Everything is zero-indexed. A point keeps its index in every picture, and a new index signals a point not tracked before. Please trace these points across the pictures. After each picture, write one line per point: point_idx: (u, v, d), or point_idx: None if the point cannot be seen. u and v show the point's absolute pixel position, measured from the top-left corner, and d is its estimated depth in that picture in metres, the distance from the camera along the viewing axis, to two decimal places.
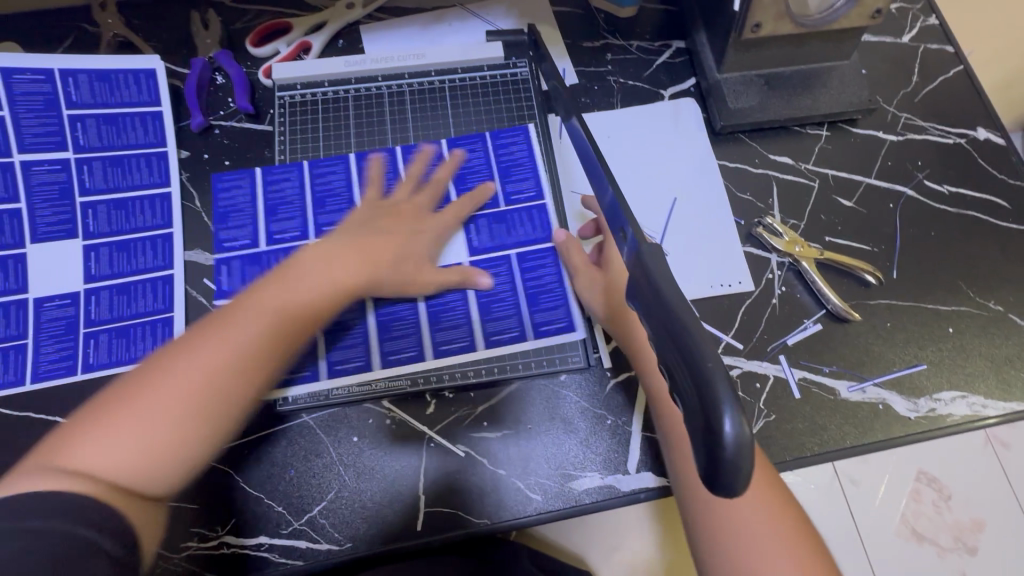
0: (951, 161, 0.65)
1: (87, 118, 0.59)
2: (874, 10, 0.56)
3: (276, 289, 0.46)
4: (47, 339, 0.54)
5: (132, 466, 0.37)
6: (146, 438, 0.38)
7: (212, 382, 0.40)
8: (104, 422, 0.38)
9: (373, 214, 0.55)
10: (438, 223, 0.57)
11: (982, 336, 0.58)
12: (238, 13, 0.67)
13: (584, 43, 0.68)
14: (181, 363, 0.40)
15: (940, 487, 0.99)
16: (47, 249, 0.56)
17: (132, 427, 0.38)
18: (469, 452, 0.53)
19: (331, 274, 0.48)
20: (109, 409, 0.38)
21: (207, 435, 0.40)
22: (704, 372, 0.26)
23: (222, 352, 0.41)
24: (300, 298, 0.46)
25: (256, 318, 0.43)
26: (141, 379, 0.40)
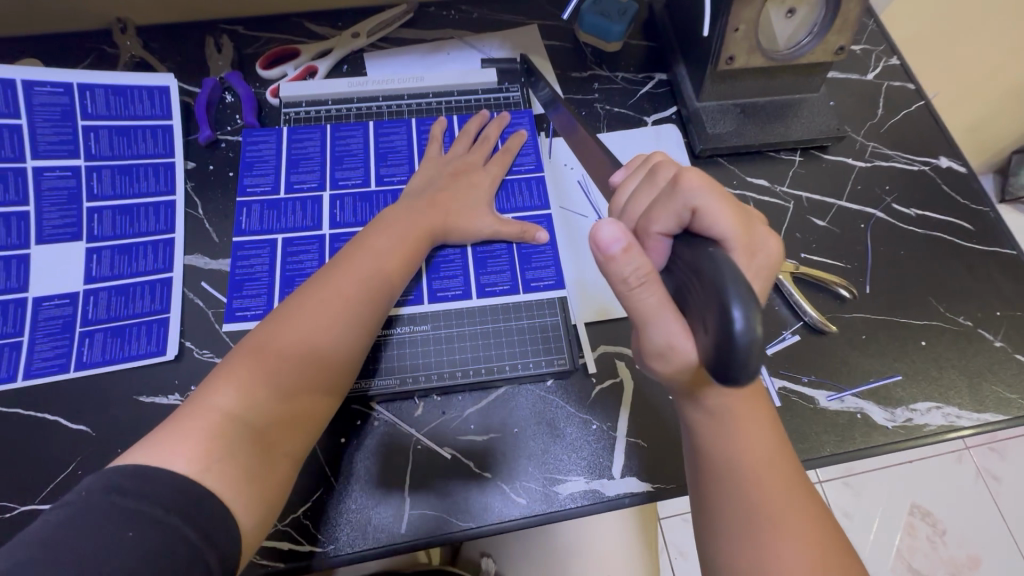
0: (916, 185, 0.69)
1: (100, 128, 0.62)
2: (836, 47, 0.62)
3: (360, 263, 0.52)
4: (43, 338, 0.55)
5: (275, 412, 0.44)
6: (284, 393, 0.45)
7: (329, 338, 0.48)
8: (240, 377, 0.44)
9: (432, 177, 0.62)
10: (486, 183, 0.63)
11: (953, 349, 0.60)
12: (250, 39, 0.72)
13: (573, 74, 0.72)
14: (296, 339, 0.47)
15: (934, 523, 1.21)
16: (52, 251, 0.58)
17: (271, 378, 0.44)
18: (456, 454, 0.53)
19: (408, 236, 0.56)
20: (241, 366, 0.44)
21: (327, 386, 0.48)
22: (719, 281, 0.31)
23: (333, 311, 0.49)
24: (390, 265, 0.54)
25: (355, 283, 0.51)
26: (265, 343, 0.46)
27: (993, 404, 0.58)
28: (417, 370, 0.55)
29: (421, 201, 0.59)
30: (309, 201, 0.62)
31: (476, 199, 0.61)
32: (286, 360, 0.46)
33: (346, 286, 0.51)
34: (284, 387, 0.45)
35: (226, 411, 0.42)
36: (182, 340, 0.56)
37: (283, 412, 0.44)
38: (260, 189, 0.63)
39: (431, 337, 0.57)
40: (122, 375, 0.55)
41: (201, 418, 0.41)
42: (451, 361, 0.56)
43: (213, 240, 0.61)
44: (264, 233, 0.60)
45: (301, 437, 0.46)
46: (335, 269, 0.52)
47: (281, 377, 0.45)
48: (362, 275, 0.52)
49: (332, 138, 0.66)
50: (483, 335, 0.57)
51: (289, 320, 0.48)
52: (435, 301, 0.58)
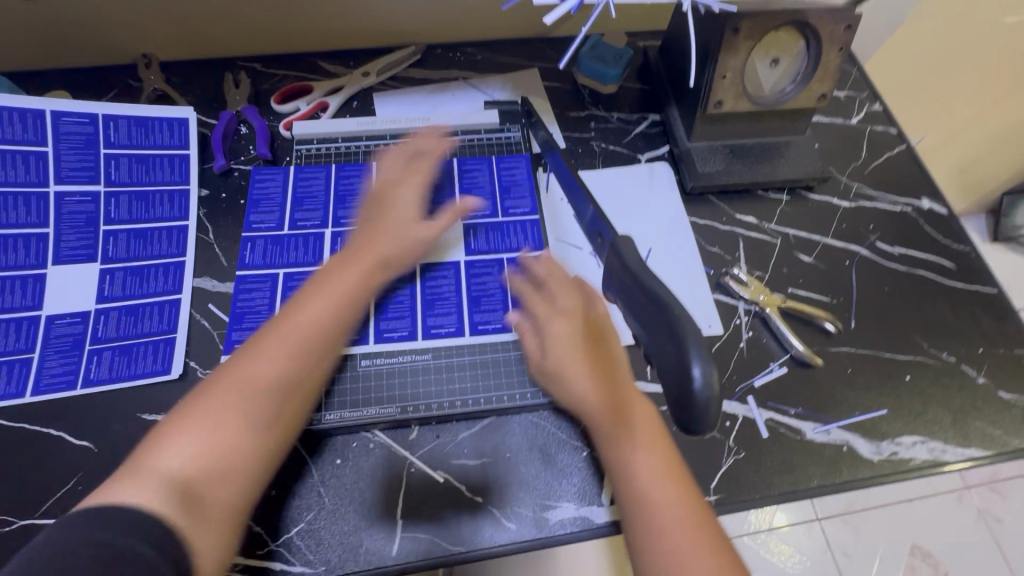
0: (900, 225, 0.71)
1: (120, 157, 0.65)
2: (818, 94, 0.66)
3: (316, 303, 0.52)
4: (53, 354, 0.57)
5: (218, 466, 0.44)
6: (228, 445, 0.45)
7: (274, 384, 0.48)
8: (182, 432, 0.44)
9: (367, 223, 0.59)
10: (412, 199, 0.62)
11: (937, 384, 0.61)
12: (266, 76, 0.76)
13: (570, 113, 0.76)
14: (237, 389, 0.46)
15: (936, 563, 1.19)
16: (68, 272, 0.60)
17: (215, 431, 0.45)
18: (448, 478, 0.54)
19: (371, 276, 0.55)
20: (188, 421, 0.45)
21: (271, 436, 0.47)
22: (682, 342, 0.39)
23: (274, 358, 0.48)
24: (340, 303, 0.53)
25: (302, 329, 0.50)
26: (213, 395, 0.46)
27: (978, 440, 0.59)
28: (418, 398, 0.57)
29: (386, 236, 0.58)
30: (311, 237, 0.65)
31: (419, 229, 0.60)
32: (228, 413, 0.45)
33: (298, 331, 0.50)
34: (224, 441, 0.45)
35: (172, 472, 0.42)
36: (187, 360, 0.58)
37: (227, 465, 0.44)
38: (265, 225, 0.65)
39: (432, 366, 0.58)
40: (127, 393, 0.56)
41: (144, 475, 0.42)
42: (451, 390, 0.57)
43: (222, 264, 0.64)
44: (266, 266, 0.63)
45: (248, 485, 0.45)
46: (284, 311, 0.51)
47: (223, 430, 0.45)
48: (312, 320, 0.51)
49: (337, 174, 0.69)
50: (481, 364, 0.59)
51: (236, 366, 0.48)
52: (429, 337, 0.60)
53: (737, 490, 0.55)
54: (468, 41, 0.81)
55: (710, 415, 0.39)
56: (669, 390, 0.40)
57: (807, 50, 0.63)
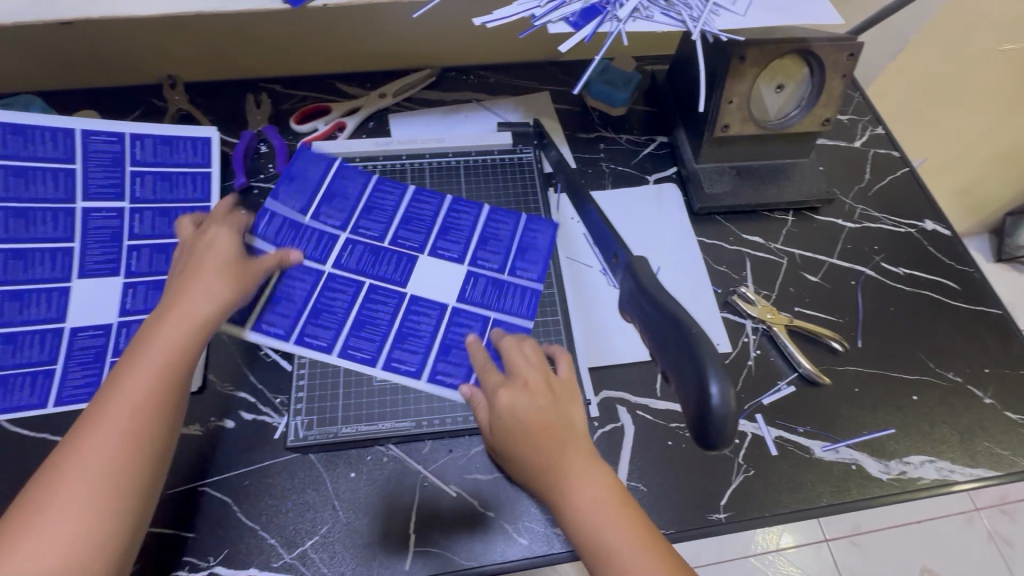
0: (904, 246, 0.73)
1: (145, 174, 0.67)
2: (823, 118, 0.68)
3: (125, 368, 0.45)
4: (76, 366, 0.58)
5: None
6: (67, 543, 0.38)
7: (117, 459, 0.41)
8: (10, 548, 0.37)
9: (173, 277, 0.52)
10: (226, 238, 0.55)
11: (945, 404, 0.62)
12: (286, 97, 0.79)
13: (580, 134, 0.79)
14: (73, 470, 0.40)
15: None
16: (92, 285, 0.62)
17: (46, 539, 0.37)
18: (461, 492, 0.55)
19: (169, 330, 0.47)
20: (13, 532, 0.37)
21: (120, 527, 0.40)
22: (699, 356, 0.38)
23: (102, 449, 0.41)
24: (158, 371, 0.45)
25: (134, 396, 0.43)
26: (37, 498, 0.39)
27: (987, 460, 0.59)
28: (433, 413, 0.57)
29: (181, 283, 0.51)
30: (329, 236, 0.64)
31: (214, 276, 0.52)
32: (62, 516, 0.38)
33: (110, 397, 0.43)
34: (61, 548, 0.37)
35: None
36: (205, 372, 0.59)
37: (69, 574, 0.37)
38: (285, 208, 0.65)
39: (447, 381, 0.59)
40: None
41: None
42: (464, 405, 0.58)
43: None
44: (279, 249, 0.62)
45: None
46: (108, 380, 0.44)
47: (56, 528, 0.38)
48: (127, 387, 0.43)
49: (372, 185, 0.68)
50: None
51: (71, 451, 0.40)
52: (387, 370, 0.58)
53: (747, 508, 0.56)
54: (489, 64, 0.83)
55: (725, 433, 0.38)
56: (682, 398, 0.39)
57: (811, 77, 0.65)
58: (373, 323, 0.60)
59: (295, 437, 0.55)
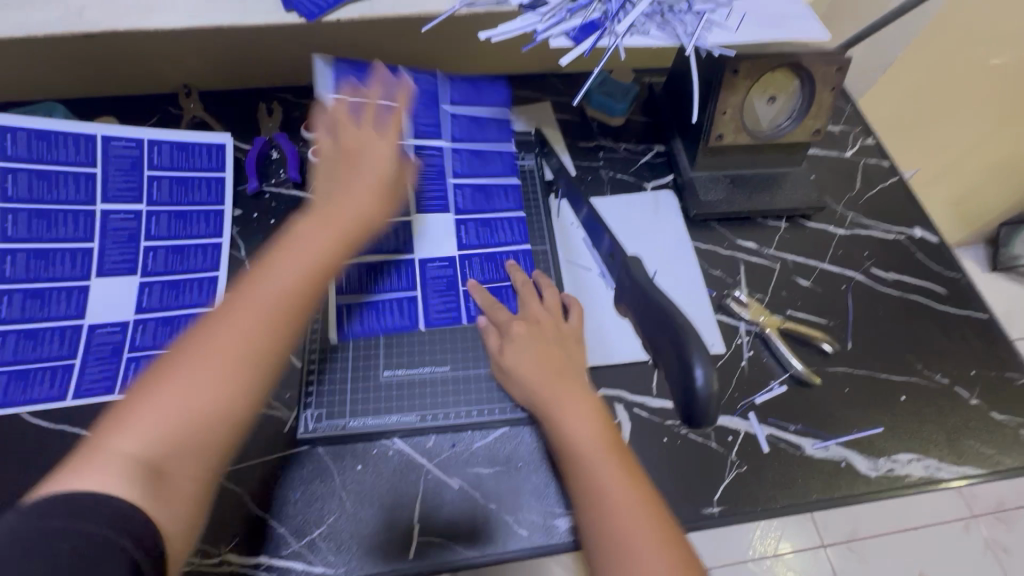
0: (894, 253, 0.75)
1: (162, 178, 0.70)
2: (813, 129, 0.71)
3: (259, 279, 0.51)
4: (94, 361, 0.61)
5: (178, 441, 0.43)
6: (191, 418, 0.44)
7: (259, 353, 0.48)
8: (141, 417, 0.43)
9: (328, 172, 0.60)
10: (384, 157, 0.62)
11: (932, 405, 0.64)
12: (298, 105, 0.82)
13: (580, 143, 0.81)
14: (215, 355, 0.46)
15: None
16: (108, 285, 0.65)
17: (177, 402, 0.44)
18: (463, 485, 0.57)
19: (305, 259, 0.53)
20: (158, 382, 0.45)
21: (238, 406, 0.46)
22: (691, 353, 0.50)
23: (237, 338, 0.47)
24: (297, 279, 0.51)
25: (267, 307, 0.49)
26: (183, 358, 0.46)
27: (972, 458, 0.61)
28: (437, 408, 0.59)
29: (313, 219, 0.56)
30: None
31: (363, 195, 0.59)
32: (192, 388, 0.45)
33: (252, 303, 0.49)
34: (188, 413, 0.44)
35: (128, 454, 0.41)
36: None
37: (185, 441, 0.43)
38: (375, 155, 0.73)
39: (451, 378, 0.61)
40: None
41: (100, 460, 0.40)
42: (467, 400, 0.60)
43: None
44: None
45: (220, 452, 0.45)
46: (250, 281, 0.51)
47: (186, 403, 0.44)
48: (264, 301, 0.49)
49: (452, 150, 0.74)
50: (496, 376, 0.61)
51: (211, 341, 0.47)
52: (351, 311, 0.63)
53: (739, 502, 0.58)
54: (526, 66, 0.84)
55: (709, 414, 0.49)
56: (676, 384, 0.51)
57: (801, 89, 0.68)
58: (375, 325, 0.63)
59: (306, 428, 0.57)
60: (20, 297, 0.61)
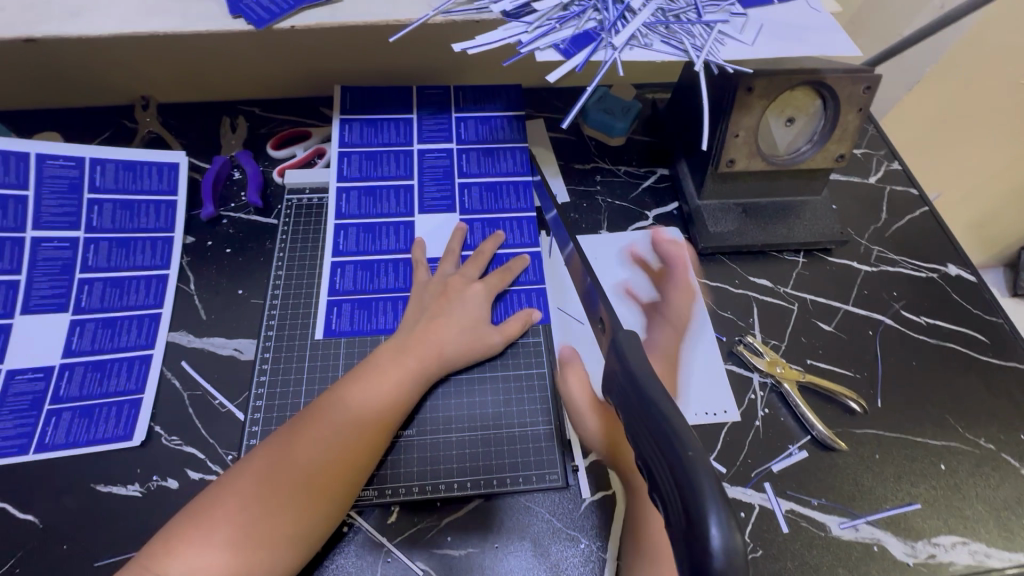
0: (925, 293, 0.67)
1: (105, 202, 0.62)
2: (836, 154, 0.63)
3: (335, 404, 0.50)
4: (8, 414, 0.53)
5: (248, 549, 0.43)
6: (229, 551, 0.42)
7: (315, 488, 0.46)
8: (189, 541, 0.42)
9: (421, 303, 0.58)
10: (480, 296, 0.59)
11: (976, 475, 0.55)
12: (264, 120, 0.74)
13: (575, 165, 0.73)
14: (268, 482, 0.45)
15: None
16: (34, 323, 0.57)
17: (257, 500, 0.44)
18: (428, 570, 0.48)
19: (394, 383, 0.52)
20: (232, 488, 0.45)
21: (314, 515, 0.45)
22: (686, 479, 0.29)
23: (327, 449, 0.47)
24: (398, 393, 0.52)
25: (329, 439, 0.48)
26: (262, 466, 0.46)
27: None
28: (399, 480, 0.51)
29: (411, 337, 0.55)
30: (402, 189, 0.66)
31: (465, 328, 0.57)
32: (266, 494, 0.45)
33: (323, 429, 0.48)
34: (257, 524, 0.43)
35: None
36: (151, 424, 0.54)
37: (254, 549, 0.43)
38: (354, 175, 0.66)
39: (418, 445, 0.53)
40: (83, 461, 0.51)
41: None
42: (435, 470, 0.52)
43: (200, 316, 0.60)
44: (362, 215, 0.64)
45: None
46: (326, 402, 0.50)
47: (228, 535, 0.43)
48: (332, 430, 0.48)
49: (460, 151, 0.69)
50: (470, 441, 0.54)
51: (272, 465, 0.46)
52: (333, 332, 0.59)
53: None
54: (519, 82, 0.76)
55: None
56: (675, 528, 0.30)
57: (824, 110, 0.60)
58: (365, 326, 0.59)
59: None
60: None
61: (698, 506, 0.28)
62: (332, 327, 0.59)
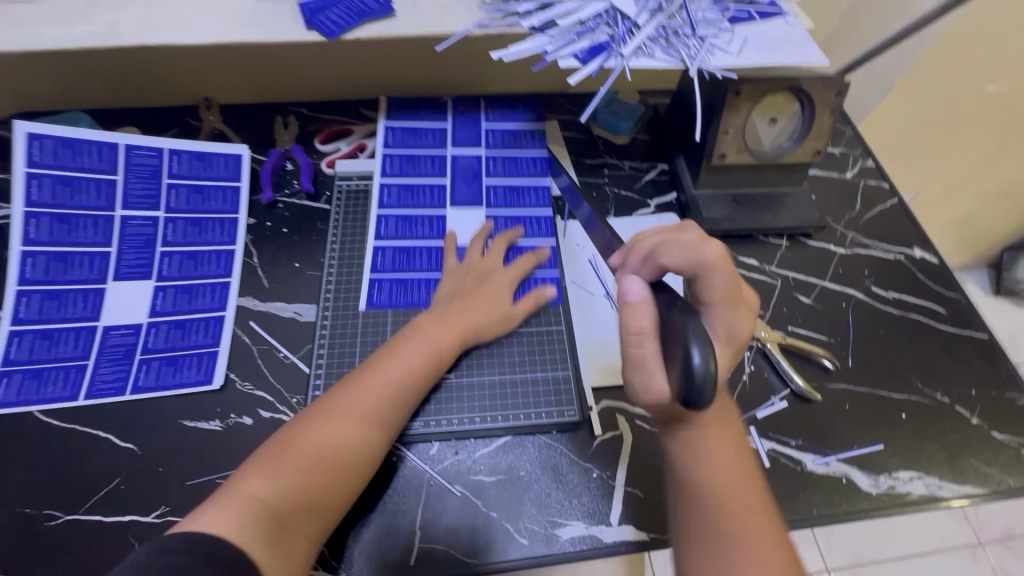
0: (893, 272, 0.76)
1: (180, 186, 0.72)
2: (814, 149, 0.72)
3: (390, 364, 0.58)
4: (106, 362, 0.62)
5: (307, 494, 0.50)
6: (303, 478, 0.51)
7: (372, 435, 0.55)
8: (270, 468, 0.50)
9: (455, 284, 0.68)
10: (506, 278, 0.68)
11: (932, 423, 0.64)
12: (312, 118, 0.84)
13: (585, 160, 0.83)
14: (333, 425, 0.54)
15: None
16: (124, 288, 0.66)
17: (326, 440, 0.53)
18: (465, 492, 0.57)
19: (438, 349, 0.61)
20: (301, 435, 0.53)
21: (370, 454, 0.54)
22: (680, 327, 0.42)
23: (355, 428, 0.54)
24: (439, 358, 0.60)
25: (384, 395, 0.56)
26: (316, 426, 0.53)
27: (974, 478, 0.61)
28: (441, 414, 0.60)
29: (450, 310, 0.64)
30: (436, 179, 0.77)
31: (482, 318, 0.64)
32: (313, 456, 0.52)
33: (380, 384, 0.56)
34: (325, 459, 0.52)
35: (254, 495, 0.48)
36: (228, 371, 0.63)
37: (323, 480, 0.51)
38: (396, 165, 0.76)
39: (456, 386, 0.62)
40: (171, 401, 0.61)
41: (233, 497, 0.48)
42: (471, 406, 0.61)
43: (264, 284, 0.70)
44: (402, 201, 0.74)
45: (331, 509, 0.52)
46: (381, 363, 0.58)
47: (301, 465, 0.51)
48: (387, 387, 0.57)
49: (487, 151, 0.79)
50: (501, 384, 0.63)
51: (337, 412, 0.54)
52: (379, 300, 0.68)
53: None
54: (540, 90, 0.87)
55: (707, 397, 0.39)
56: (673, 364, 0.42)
57: (802, 111, 0.70)
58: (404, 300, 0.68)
59: None
60: (38, 298, 0.63)
61: (686, 340, 0.40)
62: (380, 292, 0.68)
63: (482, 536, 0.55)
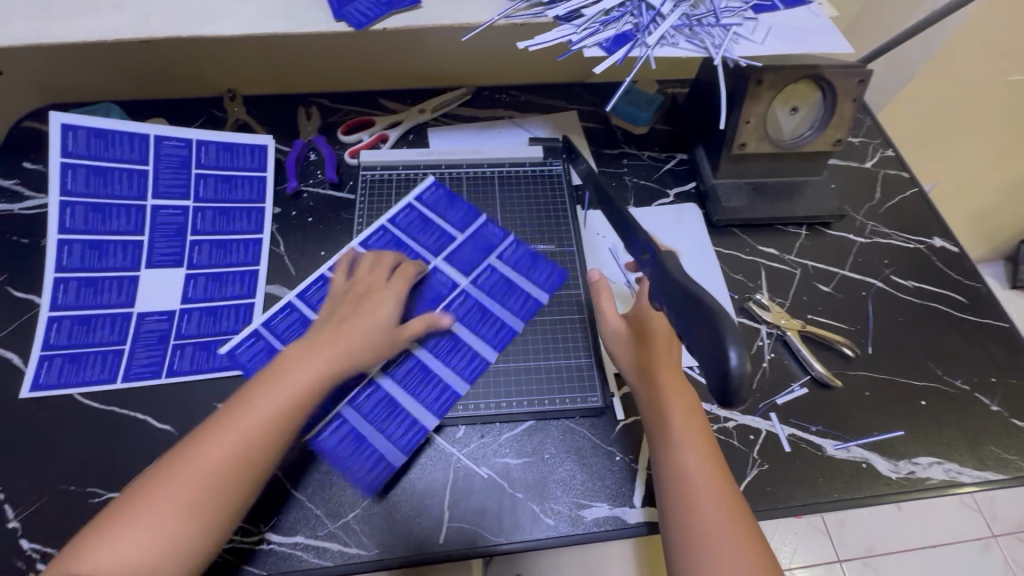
0: (913, 261, 0.76)
1: (208, 176, 0.73)
2: (834, 139, 0.73)
3: (247, 397, 0.50)
4: (141, 347, 0.64)
5: (160, 557, 0.44)
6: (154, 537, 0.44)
7: (233, 477, 0.47)
8: (120, 529, 0.45)
9: (329, 311, 0.59)
10: (389, 298, 0.60)
11: (952, 410, 0.65)
12: (334, 110, 0.85)
13: (604, 150, 0.84)
14: (187, 471, 0.47)
15: None
16: (157, 275, 0.68)
17: (177, 491, 0.46)
18: (492, 473, 0.59)
19: (303, 377, 0.52)
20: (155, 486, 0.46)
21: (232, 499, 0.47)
22: (716, 325, 0.39)
23: (205, 471, 0.47)
24: (311, 385, 0.52)
25: (244, 432, 0.48)
26: (170, 475, 0.47)
27: (994, 464, 0.62)
28: (468, 398, 0.62)
29: (319, 336, 0.55)
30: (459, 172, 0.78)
31: (372, 328, 0.57)
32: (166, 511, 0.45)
33: (238, 420, 0.49)
34: (175, 511, 0.45)
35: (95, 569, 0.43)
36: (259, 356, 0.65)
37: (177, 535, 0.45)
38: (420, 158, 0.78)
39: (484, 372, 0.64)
40: (205, 384, 0.63)
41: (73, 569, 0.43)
42: (497, 391, 0.63)
43: (290, 272, 0.71)
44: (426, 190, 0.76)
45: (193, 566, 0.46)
46: (234, 400, 0.51)
47: (151, 523, 0.45)
48: (243, 425, 0.49)
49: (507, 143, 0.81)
50: (525, 370, 0.64)
51: (188, 457, 0.47)
52: None
53: (761, 500, 0.59)
54: (557, 83, 0.88)
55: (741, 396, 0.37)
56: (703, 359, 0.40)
57: (823, 100, 0.70)
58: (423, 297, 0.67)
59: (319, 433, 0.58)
60: (75, 285, 0.65)
61: (721, 338, 0.38)
62: None
63: (508, 516, 0.57)
